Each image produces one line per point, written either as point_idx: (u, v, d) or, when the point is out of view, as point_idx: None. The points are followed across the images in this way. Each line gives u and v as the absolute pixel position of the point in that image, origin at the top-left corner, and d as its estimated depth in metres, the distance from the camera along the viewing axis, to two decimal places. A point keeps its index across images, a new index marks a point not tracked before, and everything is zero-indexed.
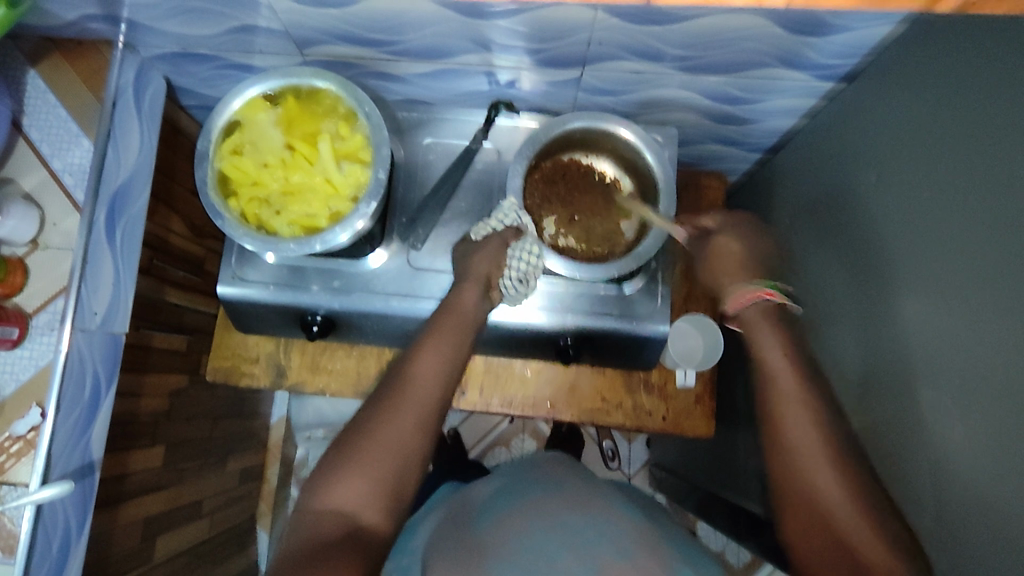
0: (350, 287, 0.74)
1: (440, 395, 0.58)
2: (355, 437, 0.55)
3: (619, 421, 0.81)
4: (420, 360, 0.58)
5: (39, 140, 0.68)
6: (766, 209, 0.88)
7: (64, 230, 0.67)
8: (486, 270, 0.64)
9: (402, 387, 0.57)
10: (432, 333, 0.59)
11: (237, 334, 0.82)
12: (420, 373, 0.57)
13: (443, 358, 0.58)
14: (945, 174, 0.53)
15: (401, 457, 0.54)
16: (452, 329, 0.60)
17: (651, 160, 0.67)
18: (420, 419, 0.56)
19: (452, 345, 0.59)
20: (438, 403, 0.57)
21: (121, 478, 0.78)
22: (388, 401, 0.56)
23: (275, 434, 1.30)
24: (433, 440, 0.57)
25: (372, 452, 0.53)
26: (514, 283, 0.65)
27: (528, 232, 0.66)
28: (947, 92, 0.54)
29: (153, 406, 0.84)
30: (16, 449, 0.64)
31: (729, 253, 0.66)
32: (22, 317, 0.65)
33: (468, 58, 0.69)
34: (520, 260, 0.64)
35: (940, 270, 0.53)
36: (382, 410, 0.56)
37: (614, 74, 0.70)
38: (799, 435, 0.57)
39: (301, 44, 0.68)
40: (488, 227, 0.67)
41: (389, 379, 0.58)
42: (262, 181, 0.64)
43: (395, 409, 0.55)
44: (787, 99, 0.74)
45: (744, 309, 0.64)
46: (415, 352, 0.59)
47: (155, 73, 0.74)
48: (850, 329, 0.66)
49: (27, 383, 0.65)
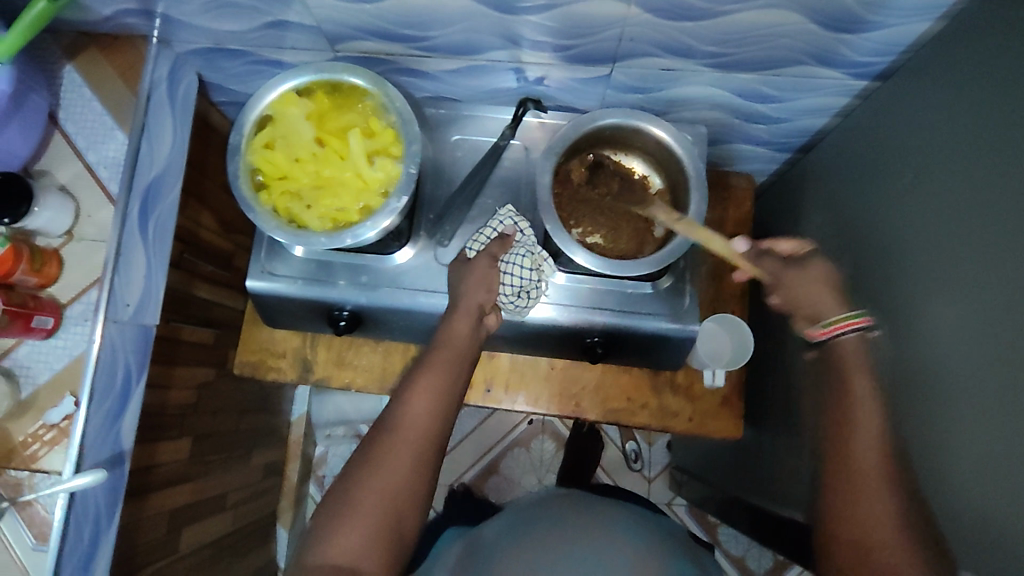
0: (377, 283, 0.74)
1: (435, 431, 0.59)
2: (355, 479, 0.56)
3: (644, 422, 0.80)
4: (411, 400, 0.59)
5: (74, 133, 0.68)
6: (794, 210, 0.87)
7: (99, 222, 0.67)
8: (477, 300, 0.65)
9: (393, 432, 0.58)
10: (424, 367, 0.61)
11: (264, 328, 0.82)
12: (415, 408, 0.59)
13: (435, 396, 0.60)
14: (988, 176, 0.52)
15: (396, 505, 0.56)
16: (443, 362, 0.61)
17: (683, 157, 0.66)
18: (414, 458, 0.57)
19: (443, 382, 0.61)
20: (428, 445, 0.58)
21: (150, 469, 0.79)
22: (378, 446, 0.57)
23: (296, 430, 1.29)
24: (429, 483, 0.58)
25: (365, 504, 0.55)
26: (511, 297, 0.68)
27: (515, 243, 0.69)
28: (988, 90, 0.53)
29: (181, 399, 0.85)
30: (49, 438, 0.63)
31: (816, 275, 0.62)
32: (57, 308, 0.64)
33: (498, 55, 0.69)
34: (515, 273, 0.67)
35: (978, 277, 0.52)
36: (376, 454, 0.57)
37: (643, 71, 0.69)
38: (860, 452, 0.55)
39: (332, 40, 0.68)
40: (481, 239, 0.71)
41: (383, 418, 0.60)
42: (294, 175, 0.64)
43: (386, 455, 0.57)
44: (818, 97, 0.72)
45: (849, 332, 0.59)
46: (409, 389, 0.60)
47: (188, 68, 0.75)
48: None
49: (61, 372, 0.64)
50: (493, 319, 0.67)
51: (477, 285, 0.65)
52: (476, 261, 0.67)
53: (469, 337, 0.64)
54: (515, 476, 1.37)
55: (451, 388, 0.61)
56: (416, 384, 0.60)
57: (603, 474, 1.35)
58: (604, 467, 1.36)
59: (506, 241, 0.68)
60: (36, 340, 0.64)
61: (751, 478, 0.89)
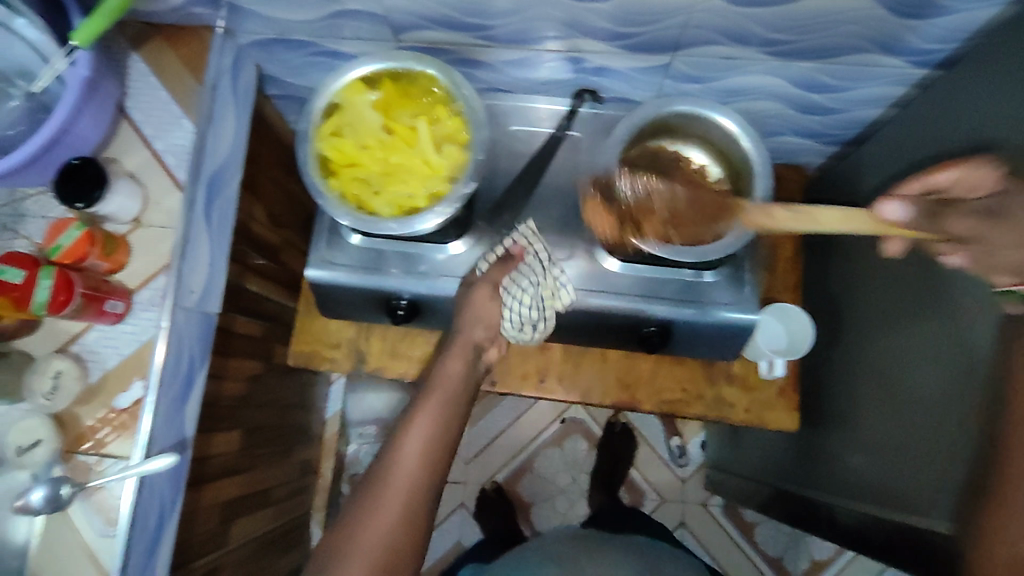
0: (435, 272, 0.74)
1: (426, 475, 0.63)
2: (350, 523, 0.61)
3: (701, 413, 0.80)
4: (403, 447, 0.64)
5: (142, 122, 0.69)
6: (838, 203, 0.87)
7: (166, 209, 0.68)
8: (472, 338, 0.70)
9: (384, 478, 0.63)
10: (416, 413, 0.66)
11: (319, 319, 0.82)
12: (405, 454, 0.64)
13: (425, 441, 0.64)
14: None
15: (388, 549, 0.60)
16: (433, 405, 0.66)
17: (747, 144, 0.66)
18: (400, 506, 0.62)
19: (433, 426, 0.65)
20: (419, 489, 0.63)
21: (207, 460, 0.80)
22: (371, 492, 0.62)
23: (330, 429, 1.31)
24: (422, 525, 0.63)
25: (359, 549, 0.60)
26: (516, 327, 0.73)
27: (513, 271, 0.71)
28: None
29: (234, 390, 0.86)
30: (118, 423, 0.64)
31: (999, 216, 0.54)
32: (127, 292, 0.65)
33: (559, 45, 0.70)
34: (515, 309, 0.71)
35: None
36: (368, 499, 0.62)
37: (704, 60, 0.70)
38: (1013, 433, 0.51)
39: (396, 30, 0.69)
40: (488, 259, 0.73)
41: (378, 464, 0.65)
42: (362, 162, 0.64)
43: (377, 500, 0.62)
44: (876, 86, 0.73)
45: None
46: (402, 433, 0.65)
47: (249, 60, 0.76)
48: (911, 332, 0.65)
49: (129, 357, 0.65)
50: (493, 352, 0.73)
51: (474, 324, 0.69)
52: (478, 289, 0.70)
53: (459, 379, 0.68)
54: (549, 476, 1.36)
55: (443, 430, 0.66)
56: (410, 427, 0.65)
57: (638, 474, 1.35)
58: (638, 467, 1.35)
59: (507, 266, 0.71)
60: (105, 325, 0.65)
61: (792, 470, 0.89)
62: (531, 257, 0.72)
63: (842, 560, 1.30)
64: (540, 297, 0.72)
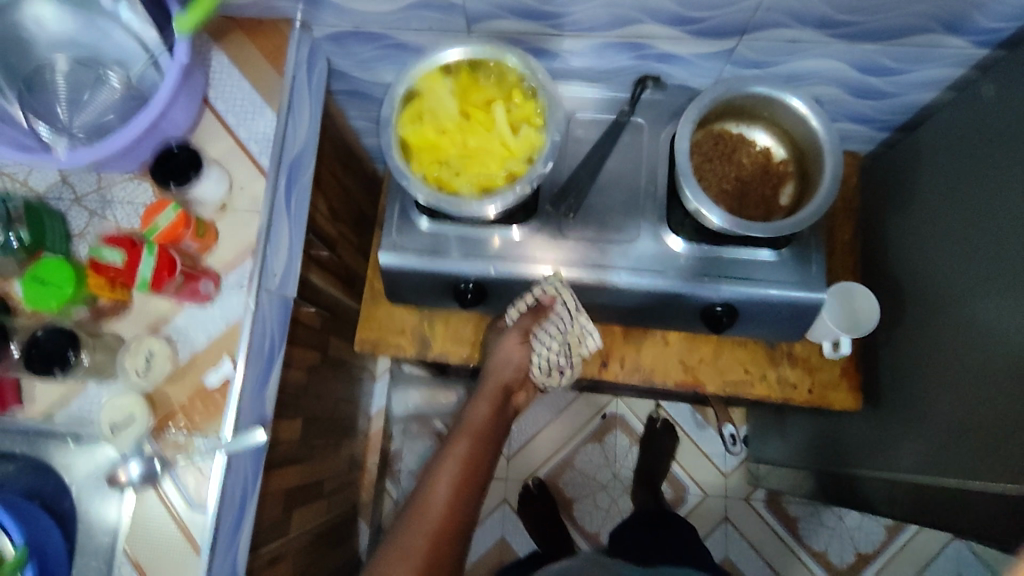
0: (502, 255, 0.76)
1: (457, 513, 0.70)
2: (391, 550, 0.68)
3: (763, 394, 0.80)
4: (434, 486, 0.71)
5: (224, 111, 0.71)
6: (886, 187, 0.88)
7: (251, 193, 0.69)
8: (502, 379, 0.78)
9: (419, 509, 0.70)
10: (446, 456, 0.74)
11: (384, 306, 0.84)
12: (436, 497, 0.70)
13: (455, 483, 0.71)
14: None
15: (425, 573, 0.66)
16: (462, 448, 0.74)
17: (814, 122, 0.67)
18: (429, 542, 0.68)
19: (460, 469, 0.73)
20: (451, 522, 0.70)
21: (276, 446, 0.81)
22: (409, 522, 0.69)
23: (376, 425, 1.32)
24: (455, 552, 0.69)
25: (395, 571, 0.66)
26: (542, 371, 0.80)
27: (541, 319, 0.77)
28: None
29: (297, 378, 0.87)
30: (205, 402, 0.65)
31: None
32: (215, 275, 0.67)
33: (626, 32, 0.72)
34: (541, 354, 0.79)
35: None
36: (406, 530, 0.69)
37: (768, 44, 0.71)
38: None
39: (470, 20, 0.71)
40: (518, 308, 0.78)
41: (413, 503, 0.72)
42: (442, 145, 0.66)
43: (413, 531, 0.68)
44: (935, 69, 0.74)
45: None
46: (432, 482, 0.72)
47: (322, 54, 0.78)
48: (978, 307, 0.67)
49: (218, 338, 0.66)
50: (522, 395, 0.81)
51: (506, 364, 0.77)
52: (510, 334, 0.78)
53: (488, 419, 0.77)
54: (590, 471, 1.37)
55: (471, 474, 0.73)
56: (441, 471, 0.73)
57: (680, 469, 1.35)
58: (681, 461, 1.36)
59: (538, 316, 0.77)
60: (194, 306, 0.66)
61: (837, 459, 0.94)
62: (561, 308, 0.76)
63: (887, 554, 1.29)
64: (565, 342, 0.78)
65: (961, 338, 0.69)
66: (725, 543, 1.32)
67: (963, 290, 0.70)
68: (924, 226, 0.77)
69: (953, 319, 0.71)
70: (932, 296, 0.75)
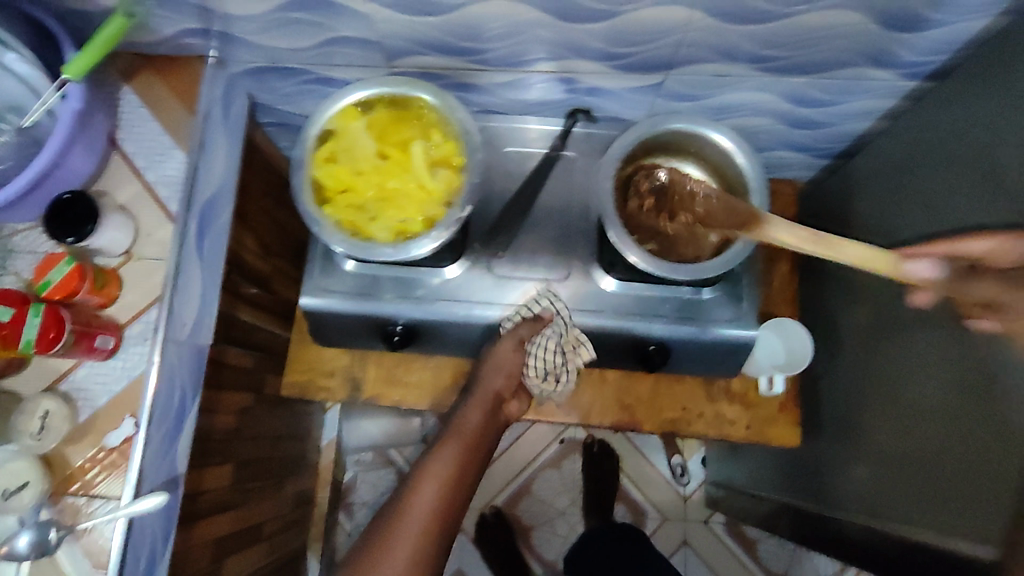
0: (432, 296, 0.73)
1: (438, 527, 0.65)
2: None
3: (702, 431, 0.81)
4: (414, 497, 0.66)
5: (134, 153, 0.68)
6: (822, 216, 0.87)
7: (159, 240, 0.67)
8: (494, 388, 0.72)
9: (396, 521, 0.65)
10: (431, 460, 0.68)
11: (313, 346, 0.81)
12: (416, 507, 0.65)
13: (440, 492, 0.66)
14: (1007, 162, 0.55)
15: None
16: (450, 453, 0.68)
17: (741, 161, 0.66)
18: (409, 558, 0.63)
19: (444, 481, 0.67)
20: (429, 535, 0.64)
21: (199, 496, 0.77)
22: (381, 538, 0.64)
23: (326, 457, 1.26)
24: None
25: None
26: (538, 380, 0.73)
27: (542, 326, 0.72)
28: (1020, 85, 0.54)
29: (225, 424, 0.84)
30: (107, 461, 0.62)
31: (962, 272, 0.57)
32: (117, 327, 0.64)
33: (551, 67, 0.70)
34: (538, 361, 0.71)
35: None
36: (378, 546, 0.63)
37: (696, 78, 0.70)
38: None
39: (389, 56, 0.68)
40: (515, 316, 0.73)
41: (388, 512, 0.66)
42: (358, 187, 0.64)
43: (388, 545, 0.63)
44: (866, 101, 0.73)
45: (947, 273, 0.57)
46: (416, 486, 0.67)
47: (241, 88, 0.75)
48: (905, 343, 0.66)
49: (120, 394, 0.64)
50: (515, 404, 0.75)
51: (496, 373, 0.72)
52: (504, 342, 0.72)
53: (480, 428, 0.71)
54: (548, 498, 1.35)
55: (458, 484, 0.67)
56: (423, 477, 0.67)
57: (638, 493, 1.34)
58: (639, 485, 1.34)
59: (537, 327, 0.71)
60: (94, 361, 0.63)
61: (784, 489, 0.93)
62: (559, 320, 0.71)
63: None
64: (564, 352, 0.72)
65: (897, 372, 0.67)
66: (685, 567, 1.31)
67: (897, 321, 0.67)
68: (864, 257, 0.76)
69: (886, 347, 0.69)
70: (870, 326, 0.73)
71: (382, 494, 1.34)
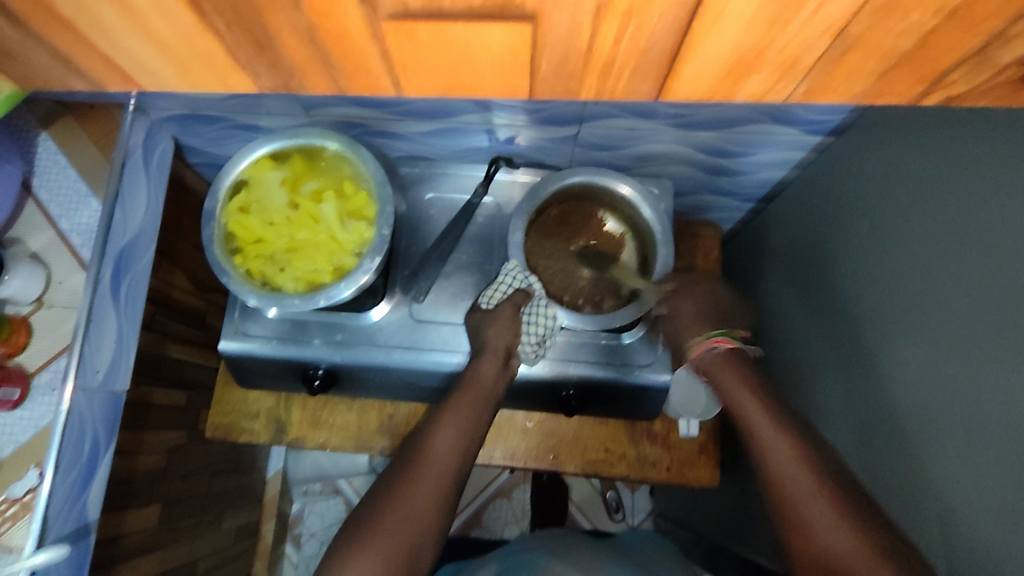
0: (352, 340, 0.74)
1: (458, 469, 0.61)
2: (378, 506, 0.58)
3: (623, 472, 0.82)
4: (435, 437, 0.62)
5: (48, 201, 0.71)
6: (759, 256, 0.90)
7: (70, 288, 0.70)
8: (503, 343, 0.68)
9: (418, 461, 0.61)
10: (450, 406, 0.64)
11: (237, 389, 0.83)
12: (436, 448, 0.61)
13: (463, 431, 0.63)
14: (911, 220, 0.56)
15: (418, 532, 0.56)
16: (471, 403, 0.64)
17: (648, 213, 0.69)
18: (437, 493, 0.59)
19: (468, 419, 0.63)
20: (453, 479, 0.61)
21: (117, 541, 0.73)
22: (404, 475, 0.60)
23: (271, 489, 1.24)
24: (447, 519, 0.59)
25: (387, 530, 0.55)
26: (533, 346, 0.67)
27: (538, 293, 0.68)
28: (918, 148, 0.56)
29: (151, 463, 0.79)
30: (12, 513, 0.64)
31: (684, 315, 0.68)
32: (25, 377, 0.67)
33: (469, 118, 0.71)
34: (537, 323, 0.67)
35: (994, 262, 0.46)
36: (400, 484, 0.59)
37: (609, 131, 0.72)
38: (805, 497, 0.53)
39: (308, 106, 0.70)
40: (496, 293, 0.69)
41: (406, 456, 0.62)
42: (268, 239, 0.64)
43: (412, 484, 0.59)
44: (777, 152, 0.75)
45: (707, 355, 0.66)
46: (434, 426, 0.63)
47: (163, 134, 0.76)
48: (832, 378, 0.67)
49: (25, 444, 0.67)
50: (515, 359, 0.69)
51: (500, 333, 0.68)
52: (500, 309, 0.68)
53: (496, 380, 0.67)
54: (498, 529, 1.34)
55: (476, 425, 0.64)
56: (442, 417, 0.63)
57: (585, 522, 1.34)
58: (588, 513, 1.35)
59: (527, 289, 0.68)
60: (1, 412, 0.66)
61: (722, 524, 0.94)
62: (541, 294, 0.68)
63: None
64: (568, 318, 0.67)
65: (821, 409, 0.69)
66: None
67: (821, 365, 0.70)
68: (793, 298, 0.78)
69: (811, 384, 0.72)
70: (798, 359, 0.76)
71: (329, 525, 1.33)
